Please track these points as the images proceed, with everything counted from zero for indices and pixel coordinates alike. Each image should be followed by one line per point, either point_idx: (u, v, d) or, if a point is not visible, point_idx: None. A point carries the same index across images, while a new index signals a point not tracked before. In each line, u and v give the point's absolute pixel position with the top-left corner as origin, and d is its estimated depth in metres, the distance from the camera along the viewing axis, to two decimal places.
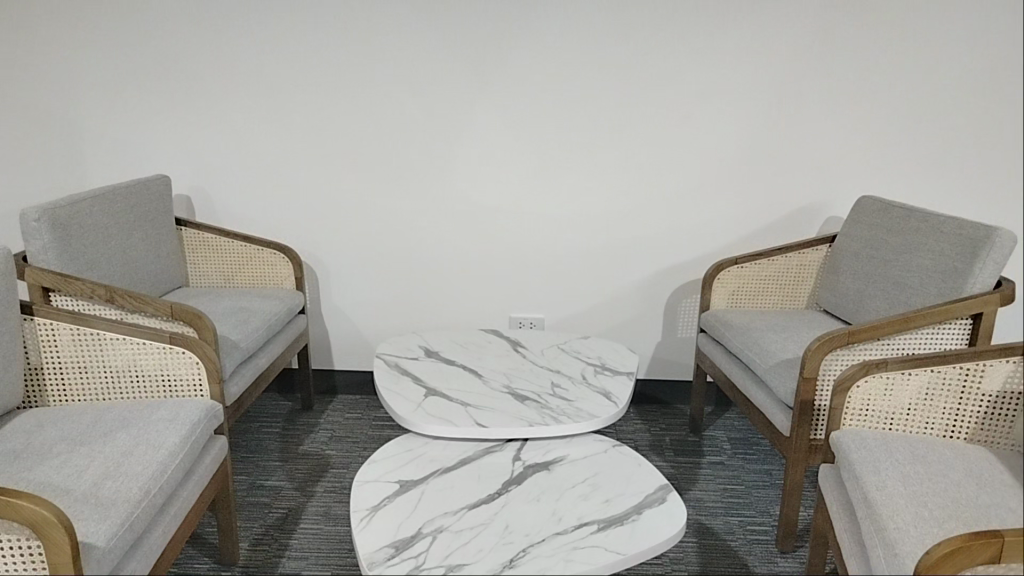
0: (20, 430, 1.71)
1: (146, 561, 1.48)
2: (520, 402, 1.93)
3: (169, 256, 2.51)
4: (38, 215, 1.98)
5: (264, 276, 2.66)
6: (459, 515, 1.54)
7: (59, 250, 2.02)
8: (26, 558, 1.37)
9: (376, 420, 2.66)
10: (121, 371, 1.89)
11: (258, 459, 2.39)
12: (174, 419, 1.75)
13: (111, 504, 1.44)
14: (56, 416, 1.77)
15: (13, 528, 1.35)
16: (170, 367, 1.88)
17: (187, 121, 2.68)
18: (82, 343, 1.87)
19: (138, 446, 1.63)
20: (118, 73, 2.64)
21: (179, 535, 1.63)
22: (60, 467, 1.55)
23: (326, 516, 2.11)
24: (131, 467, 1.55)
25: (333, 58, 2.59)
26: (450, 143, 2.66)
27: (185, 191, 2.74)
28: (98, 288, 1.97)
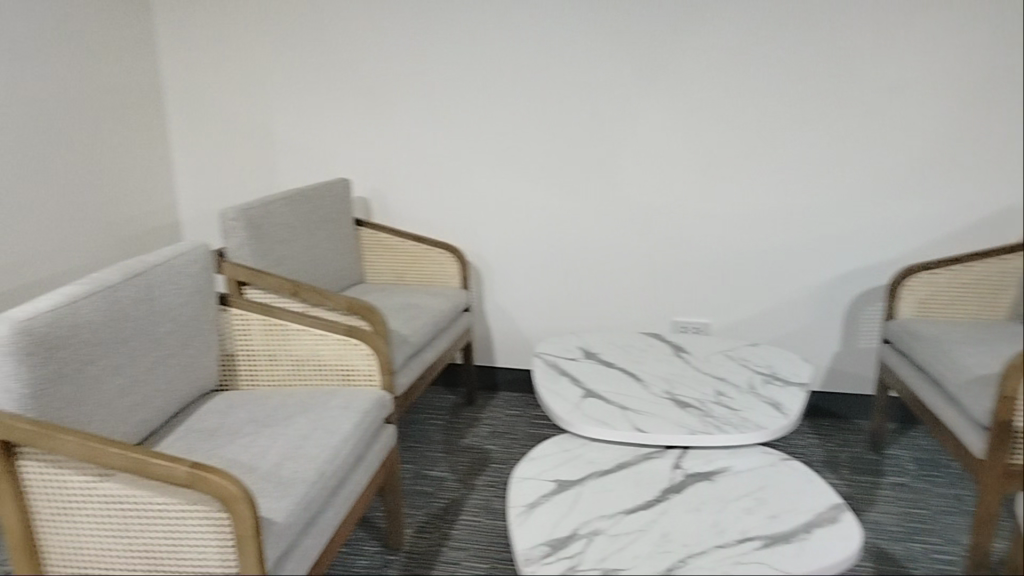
0: (215, 410, 1.87)
1: (319, 539, 1.57)
2: (682, 409, 1.88)
3: (346, 254, 2.66)
4: (236, 215, 2.16)
5: (433, 274, 2.75)
6: (616, 519, 1.52)
7: (251, 247, 2.19)
8: (199, 529, 1.40)
9: (537, 418, 2.68)
10: (303, 360, 2.01)
11: (423, 449, 2.48)
12: (347, 407, 1.85)
13: (290, 483, 1.54)
14: (246, 399, 1.92)
15: (191, 499, 1.39)
16: (346, 358, 1.99)
17: (365, 127, 2.83)
18: (270, 333, 2.02)
19: (315, 430, 1.73)
20: (306, 83, 2.83)
21: (350, 516, 1.72)
22: (248, 447, 1.68)
23: (486, 510, 2.15)
24: (309, 450, 1.66)
25: (501, 59, 2.65)
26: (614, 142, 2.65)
27: (363, 193, 2.89)
28: (285, 282, 2.11)
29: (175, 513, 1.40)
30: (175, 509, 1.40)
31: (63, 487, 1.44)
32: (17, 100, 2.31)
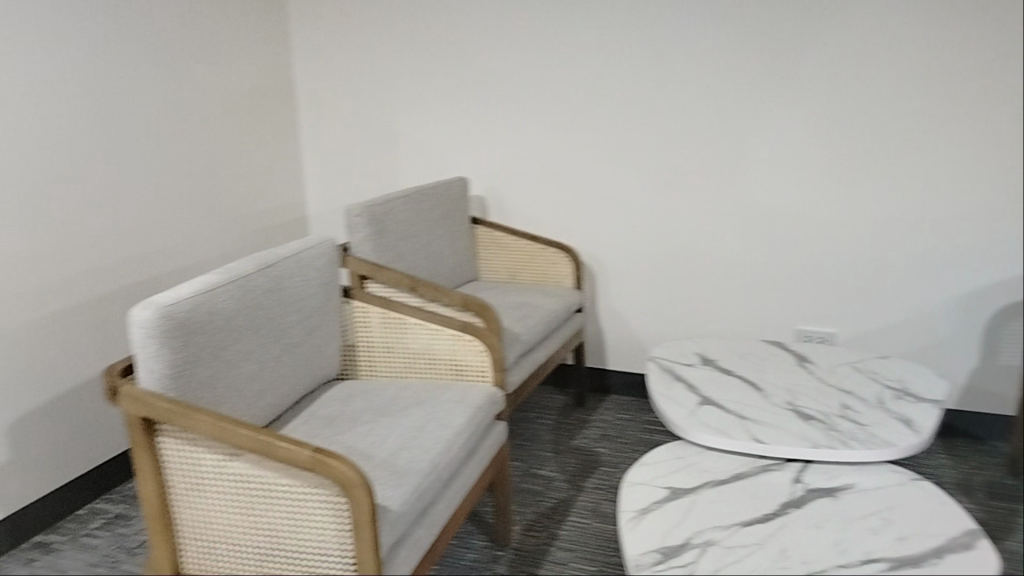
0: (335, 398, 1.94)
1: (431, 529, 1.60)
2: (803, 421, 1.82)
3: (462, 252, 2.70)
4: (360, 212, 2.23)
5: (547, 274, 2.76)
6: (731, 531, 1.48)
7: (373, 242, 2.26)
8: (318, 513, 1.45)
9: (648, 423, 2.65)
10: (420, 354, 2.06)
11: (533, 448, 2.49)
12: (461, 401, 1.87)
13: (405, 473, 1.58)
14: (364, 389, 1.98)
15: (311, 482, 1.44)
16: (462, 353, 2.02)
17: (485, 128, 2.87)
18: (390, 326, 2.07)
19: (430, 423, 1.77)
20: (430, 84, 2.90)
21: (461, 509, 1.75)
22: (366, 435, 1.73)
23: (595, 513, 2.14)
24: (423, 442, 1.69)
25: (622, 60, 2.64)
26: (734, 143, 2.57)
27: (481, 193, 2.93)
28: (404, 278, 2.16)
29: (295, 495, 1.46)
30: (295, 491, 1.45)
31: (196, 464, 1.52)
32: (161, 99, 2.47)
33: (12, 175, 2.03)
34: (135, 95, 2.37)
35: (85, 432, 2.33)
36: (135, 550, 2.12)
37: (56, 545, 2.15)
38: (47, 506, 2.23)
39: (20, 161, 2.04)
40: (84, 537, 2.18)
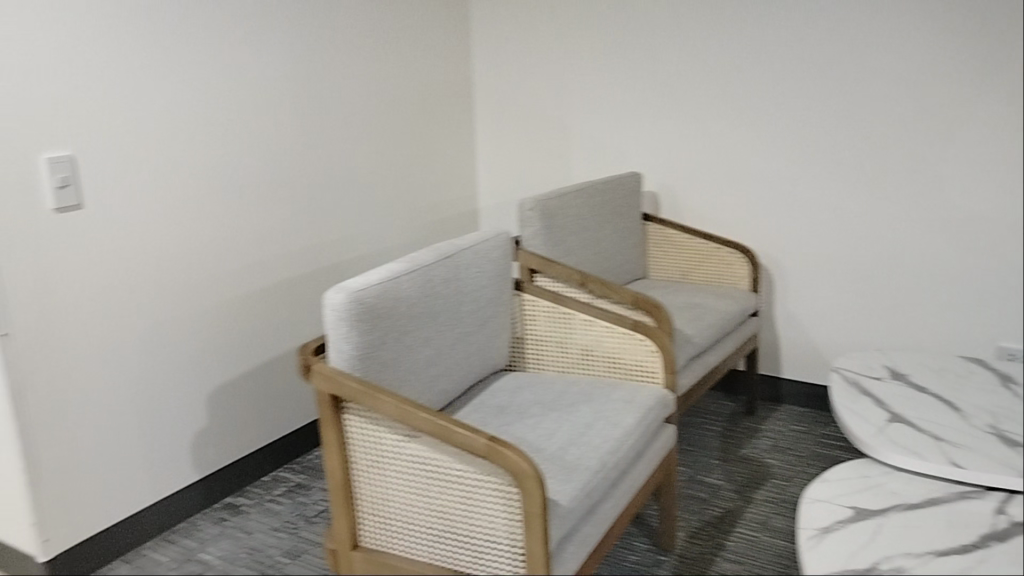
0: (505, 389, 1.96)
1: (598, 527, 1.58)
2: (1009, 447, 1.69)
3: (632, 249, 2.66)
4: (533, 206, 2.24)
5: (720, 274, 2.68)
6: (923, 561, 1.43)
7: (547, 236, 2.27)
8: (489, 500, 1.47)
9: (824, 437, 2.50)
10: (589, 350, 2.04)
11: (699, 454, 2.43)
12: (631, 401, 1.84)
13: (575, 469, 1.57)
14: (534, 382, 1.99)
15: (484, 469, 1.47)
16: (631, 352, 1.99)
17: (661, 122, 2.81)
18: (559, 321, 2.06)
19: (599, 420, 1.75)
20: (606, 78, 2.88)
21: (628, 509, 1.72)
22: (535, 428, 1.74)
23: (765, 526, 2.06)
24: (593, 439, 1.68)
25: (812, 51, 2.49)
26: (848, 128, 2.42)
27: (654, 189, 2.88)
28: (574, 273, 2.15)
29: (469, 481, 1.49)
30: (469, 477, 1.49)
31: (378, 443, 1.59)
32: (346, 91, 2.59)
33: (217, 165, 2.22)
34: (322, 87, 2.50)
35: (272, 405, 2.50)
36: (313, 518, 2.25)
37: (244, 507, 2.32)
38: (238, 470, 2.41)
39: (223, 152, 2.23)
40: (269, 502, 2.34)
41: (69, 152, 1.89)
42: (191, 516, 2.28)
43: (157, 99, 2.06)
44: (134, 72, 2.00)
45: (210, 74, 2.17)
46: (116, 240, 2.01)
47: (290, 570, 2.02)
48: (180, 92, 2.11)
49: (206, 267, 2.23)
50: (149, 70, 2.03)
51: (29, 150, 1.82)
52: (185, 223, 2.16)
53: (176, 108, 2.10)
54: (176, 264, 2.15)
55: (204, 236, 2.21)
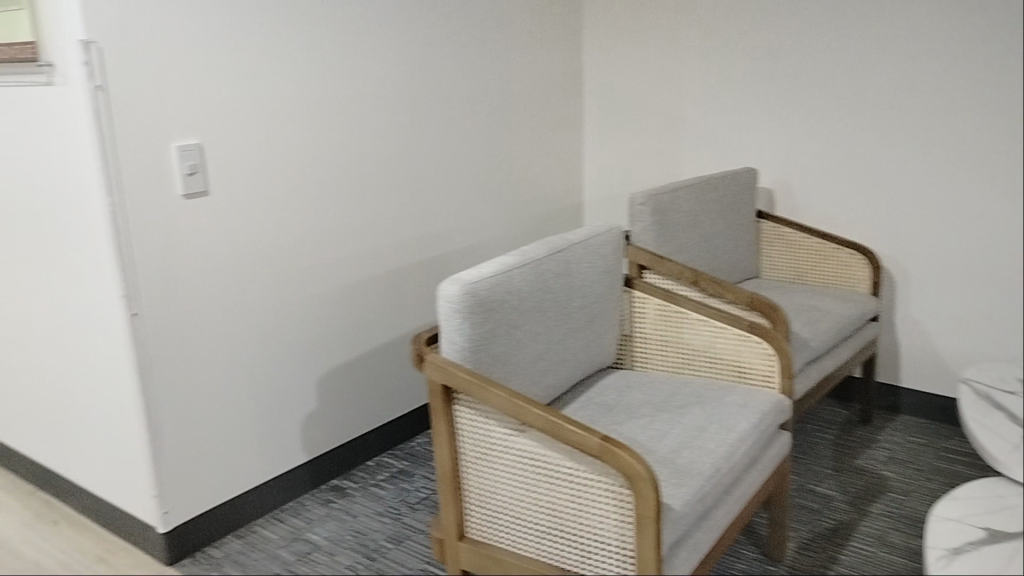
0: (613, 387, 1.93)
1: (710, 534, 1.54)
2: None
3: (744, 247, 2.57)
4: (644, 201, 2.19)
5: (838, 277, 2.58)
6: None
7: (659, 232, 2.22)
8: (600, 501, 1.45)
9: None
10: (700, 351, 1.98)
11: (810, 463, 2.35)
12: (745, 405, 1.78)
13: (687, 473, 1.53)
14: (642, 381, 1.96)
15: (597, 469, 1.44)
16: (746, 355, 1.92)
17: (778, 114, 2.70)
18: (669, 320, 2.01)
19: (712, 424, 1.70)
20: (721, 68, 2.79)
21: (741, 516, 1.67)
22: (645, 428, 1.71)
23: (881, 541, 1.97)
24: (705, 443, 1.63)
25: None
26: (898, 117, 2.28)
27: (768, 184, 2.77)
28: (685, 270, 2.08)
29: (581, 480, 1.46)
30: (581, 477, 1.46)
31: (487, 436, 1.59)
32: (456, 81, 2.59)
33: (333, 155, 2.27)
34: (433, 78, 2.51)
35: (376, 392, 2.54)
36: (416, 505, 2.28)
37: (349, 490, 2.37)
38: (344, 453, 2.46)
39: (339, 143, 2.28)
40: (373, 487, 2.39)
41: (197, 141, 1.96)
42: (299, 497, 2.34)
43: (278, 90, 2.11)
44: (259, 64, 2.05)
45: (329, 66, 2.21)
46: (237, 226, 2.07)
47: (393, 555, 2.06)
48: (301, 85, 2.16)
49: (318, 254, 2.27)
50: (271, 61, 2.08)
51: (161, 139, 1.89)
52: (299, 210, 2.20)
53: (297, 99, 2.15)
54: (292, 251, 2.21)
55: (318, 225, 2.26)
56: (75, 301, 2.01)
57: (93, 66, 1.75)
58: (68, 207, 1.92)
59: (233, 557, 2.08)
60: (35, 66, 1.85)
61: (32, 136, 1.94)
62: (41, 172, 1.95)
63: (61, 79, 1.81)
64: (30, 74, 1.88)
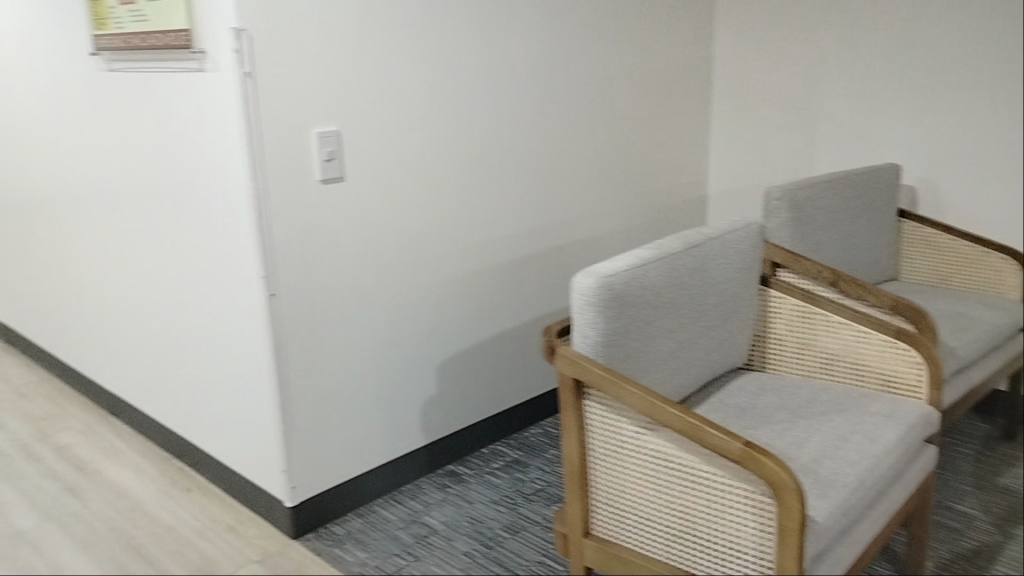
0: (745, 389, 1.87)
1: (852, 550, 1.47)
2: None
3: None
4: (781, 196, 2.10)
5: None
6: None
7: (794, 230, 2.12)
8: (738, 508, 1.40)
9: None
10: (839, 356, 1.98)
11: None
12: (890, 416, 1.69)
13: (830, 484, 1.46)
14: (775, 385, 1.89)
15: (736, 475, 1.40)
16: (890, 362, 1.90)
17: None
18: (807, 322, 2.01)
19: (855, 434, 1.62)
20: None
21: (883, 533, 1.59)
22: (783, 434, 1.64)
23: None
24: (848, 453, 1.56)
25: None
26: None
27: None
28: (824, 270, 2.00)
29: (717, 485, 1.42)
30: (717, 482, 1.42)
31: (617, 433, 1.55)
32: (584, 70, 2.55)
33: (460, 144, 2.27)
34: (561, 66, 2.48)
35: (494, 380, 2.55)
36: (531, 496, 2.27)
37: (465, 477, 2.39)
38: (460, 440, 2.48)
39: (467, 132, 2.28)
40: (488, 475, 2.40)
41: (335, 128, 1.99)
42: (416, 480, 2.38)
43: (413, 77, 2.12)
44: (395, 52, 2.07)
45: (461, 55, 2.22)
46: (368, 212, 2.11)
47: (510, 545, 2.06)
48: (433, 73, 2.17)
49: (444, 242, 2.29)
50: (406, 49, 2.09)
51: (302, 125, 1.94)
52: (428, 198, 2.22)
53: (428, 86, 2.16)
54: (418, 238, 2.23)
55: (444, 213, 2.27)
56: (216, 281, 2.09)
57: (242, 53, 1.80)
58: (214, 191, 2.00)
59: (354, 536, 2.13)
60: (188, 53, 1.93)
61: (183, 121, 2.02)
62: (190, 155, 2.04)
63: (212, 66, 1.87)
64: (183, 62, 1.95)
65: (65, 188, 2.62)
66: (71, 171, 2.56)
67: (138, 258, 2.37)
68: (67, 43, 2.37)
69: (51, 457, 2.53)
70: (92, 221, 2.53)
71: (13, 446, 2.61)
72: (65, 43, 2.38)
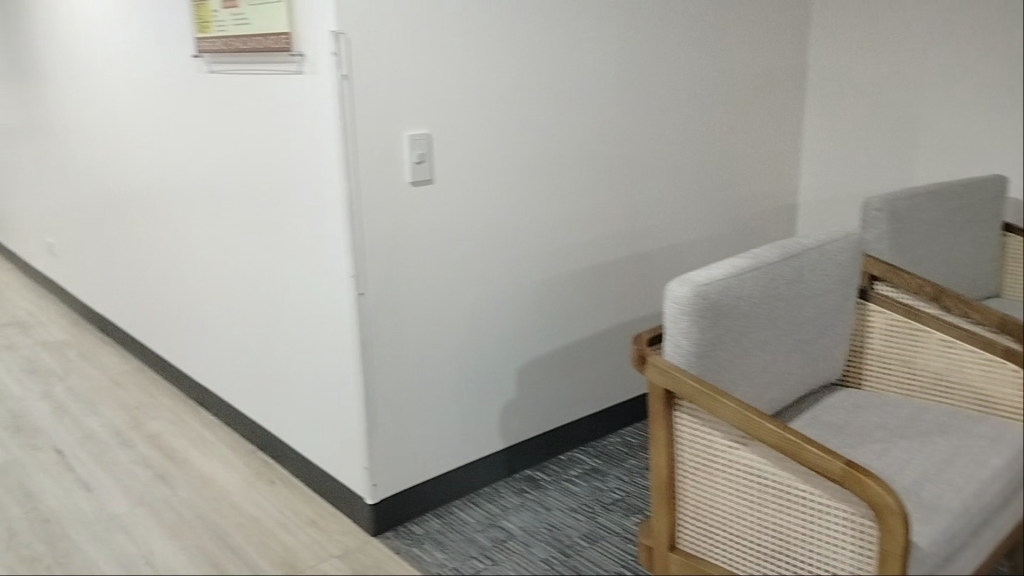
0: (839, 406, 1.81)
1: None
2: None
3: None
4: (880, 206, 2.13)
5: None
6: None
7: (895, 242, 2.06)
8: (836, 530, 1.36)
9: None
10: (939, 375, 1.83)
11: None
12: (998, 440, 1.61)
13: (934, 509, 1.40)
14: (872, 403, 1.82)
15: (834, 496, 1.36)
16: (995, 383, 1.74)
17: None
18: (907, 339, 1.88)
19: (960, 457, 1.55)
20: None
21: (988, 561, 1.51)
22: (882, 454, 1.58)
23: None
24: (953, 477, 1.49)
25: None
26: None
27: None
28: (926, 284, 1.92)
29: (813, 505, 1.38)
30: (814, 502, 1.38)
31: (708, 446, 1.52)
32: (675, 75, 2.51)
33: (548, 149, 2.27)
34: (651, 71, 2.46)
35: (574, 387, 2.53)
36: (610, 506, 2.25)
37: (542, 482, 2.38)
38: (538, 446, 2.47)
39: (554, 136, 2.27)
40: (565, 482, 2.38)
41: (427, 131, 2.01)
42: (495, 484, 2.38)
43: (505, 81, 2.13)
44: (487, 56, 2.08)
45: (551, 59, 2.21)
46: (456, 215, 2.12)
47: (588, 554, 2.03)
48: (524, 77, 2.17)
49: (529, 247, 2.29)
50: (499, 53, 2.10)
51: (394, 127, 1.96)
52: (515, 202, 2.23)
53: (518, 90, 2.16)
54: (503, 242, 2.23)
55: (530, 218, 2.27)
56: (306, 280, 2.13)
57: (340, 56, 1.83)
58: (308, 191, 2.04)
59: (432, 536, 2.13)
60: (288, 56, 1.97)
61: (280, 123, 2.07)
62: (285, 156, 2.09)
63: (310, 69, 1.91)
64: (282, 64, 2.00)
65: (164, 186, 2.72)
66: (170, 170, 2.65)
67: (231, 256, 2.44)
68: (171, 46, 2.46)
69: (143, 445, 2.63)
70: (189, 218, 2.62)
71: (108, 432, 2.72)
72: (168, 46, 2.47)
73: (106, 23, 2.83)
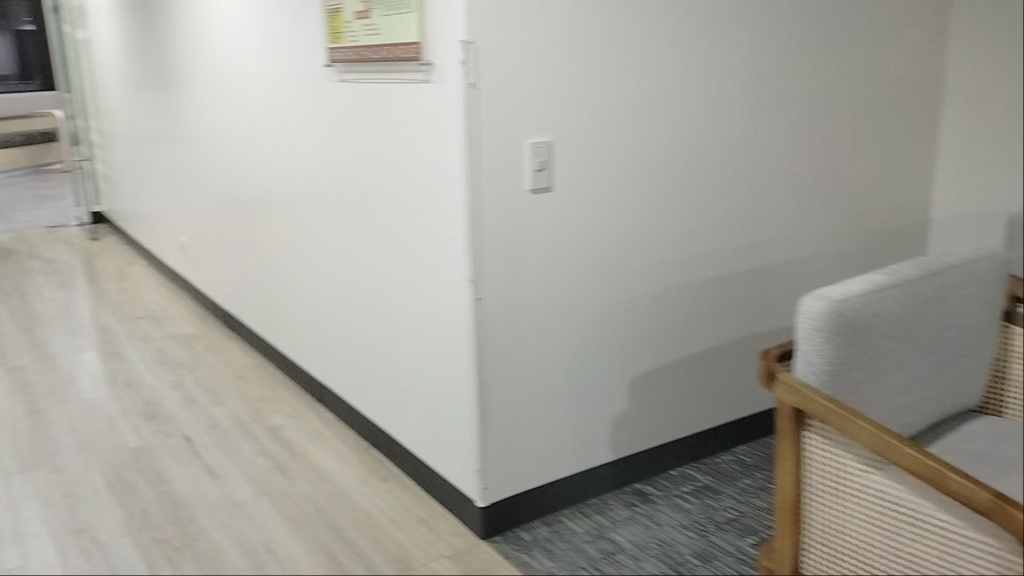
0: (979, 434, 1.71)
1: None
2: None
3: None
4: None
5: None
6: None
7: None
8: (979, 563, 1.30)
9: None
10: None
11: None
12: None
13: None
14: (1015, 433, 1.72)
15: (978, 527, 1.30)
16: None
17: None
18: None
19: None
20: None
21: None
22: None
23: None
24: None
25: None
26: None
27: None
28: None
29: (954, 535, 1.32)
30: (955, 532, 1.32)
31: (839, 468, 1.50)
32: (801, 84, 2.44)
33: (668, 159, 2.24)
34: (777, 80, 2.40)
35: (686, 402, 2.49)
36: (723, 525, 2.19)
37: (652, 497, 2.35)
38: (649, 459, 2.44)
39: (675, 146, 2.25)
40: (677, 497, 2.34)
41: (549, 138, 2.01)
42: (604, 496, 2.36)
43: (628, 90, 2.12)
44: (612, 65, 2.07)
45: (675, 69, 2.19)
46: (575, 223, 2.11)
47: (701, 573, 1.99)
48: (647, 86, 2.15)
49: (646, 257, 2.26)
50: (624, 61, 2.09)
51: (518, 135, 1.97)
52: (633, 212, 2.21)
53: (641, 98, 2.14)
54: (620, 252, 2.21)
55: (648, 228, 2.25)
56: (427, 284, 2.18)
57: (468, 66, 1.86)
58: (432, 197, 2.08)
59: (542, 544, 2.13)
60: (418, 66, 2.03)
61: (407, 131, 2.13)
62: (411, 164, 2.14)
63: (438, 78, 1.96)
64: (412, 74, 2.05)
65: (292, 190, 2.83)
66: (299, 175, 2.76)
67: (354, 259, 2.51)
68: (305, 56, 2.56)
69: (265, 436, 2.74)
70: (315, 221, 2.72)
71: (232, 422, 2.85)
72: (302, 56, 2.58)
73: (243, 35, 2.98)
